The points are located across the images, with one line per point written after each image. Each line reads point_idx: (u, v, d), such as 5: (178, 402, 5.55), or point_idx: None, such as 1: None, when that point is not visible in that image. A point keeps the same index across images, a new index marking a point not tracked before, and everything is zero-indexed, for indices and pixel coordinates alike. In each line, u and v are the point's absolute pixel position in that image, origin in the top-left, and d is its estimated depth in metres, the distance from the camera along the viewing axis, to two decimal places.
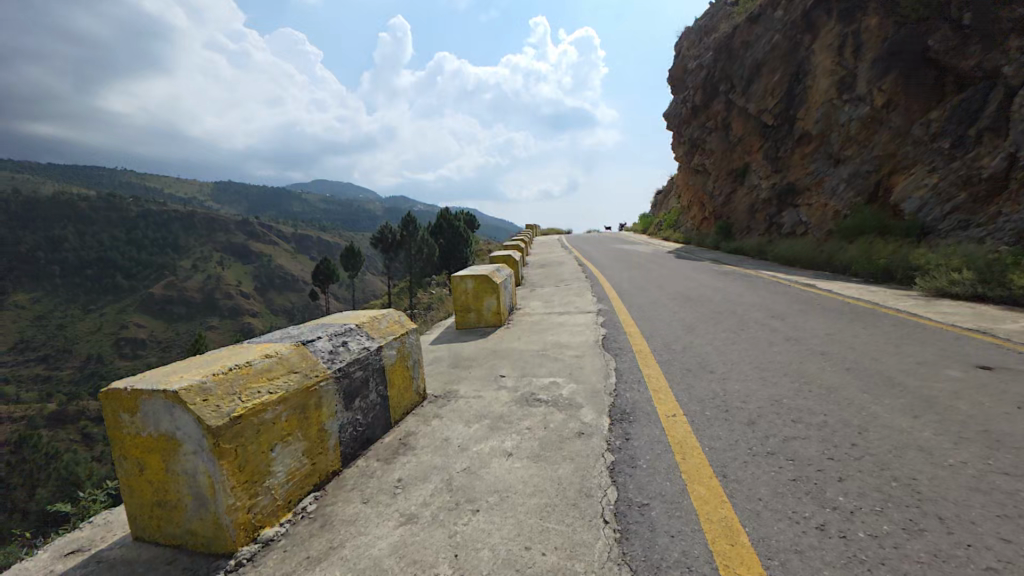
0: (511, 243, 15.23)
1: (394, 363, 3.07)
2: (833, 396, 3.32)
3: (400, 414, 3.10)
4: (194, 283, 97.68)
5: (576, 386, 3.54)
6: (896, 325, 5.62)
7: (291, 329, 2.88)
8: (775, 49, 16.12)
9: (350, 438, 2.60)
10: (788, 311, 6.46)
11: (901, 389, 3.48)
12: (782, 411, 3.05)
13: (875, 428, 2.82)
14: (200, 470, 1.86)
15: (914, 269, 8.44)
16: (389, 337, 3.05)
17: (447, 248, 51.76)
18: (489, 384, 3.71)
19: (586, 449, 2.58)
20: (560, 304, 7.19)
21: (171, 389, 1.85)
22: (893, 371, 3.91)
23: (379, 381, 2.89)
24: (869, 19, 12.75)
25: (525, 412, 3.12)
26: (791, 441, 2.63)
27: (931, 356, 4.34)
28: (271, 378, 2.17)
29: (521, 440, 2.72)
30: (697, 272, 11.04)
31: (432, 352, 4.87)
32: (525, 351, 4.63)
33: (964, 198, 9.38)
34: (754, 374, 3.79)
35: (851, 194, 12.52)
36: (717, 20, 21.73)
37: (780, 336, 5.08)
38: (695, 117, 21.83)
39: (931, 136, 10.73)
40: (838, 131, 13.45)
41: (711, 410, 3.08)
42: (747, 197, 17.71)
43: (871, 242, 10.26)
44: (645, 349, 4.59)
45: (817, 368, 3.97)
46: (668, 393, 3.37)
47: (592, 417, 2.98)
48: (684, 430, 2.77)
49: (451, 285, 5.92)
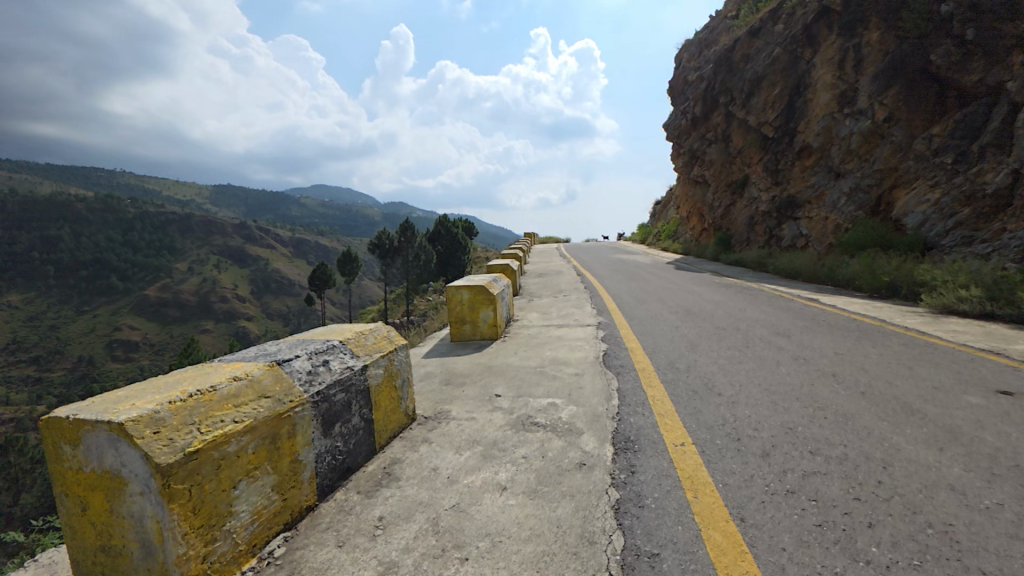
0: (509, 251, 15.03)
1: (381, 383, 2.84)
2: (850, 424, 3.11)
3: (386, 438, 2.87)
4: (190, 285, 97.05)
5: (576, 409, 3.31)
6: (906, 344, 5.43)
7: (269, 345, 2.64)
8: (775, 62, 16.14)
9: (328, 469, 2.35)
10: (793, 327, 6.27)
11: (922, 418, 3.26)
12: (798, 441, 2.83)
13: (900, 464, 2.61)
14: (147, 515, 1.62)
15: (919, 286, 8.30)
16: (376, 354, 2.82)
17: (445, 254, 51.63)
18: (483, 405, 3.47)
19: (588, 484, 2.35)
20: (558, 316, 6.98)
21: (116, 420, 1.62)
22: (909, 396, 3.71)
23: (362, 404, 2.64)
24: (870, 34, 12.79)
25: (520, 438, 2.88)
26: (812, 477, 2.42)
27: (947, 380, 4.14)
28: (239, 404, 1.93)
29: (517, 472, 2.48)
30: (697, 284, 10.87)
31: (423, 367, 4.62)
32: (521, 367, 4.40)
33: (967, 213, 9.27)
34: (764, 398, 3.57)
35: (852, 208, 12.41)
36: (718, 33, 21.87)
37: (787, 355, 4.88)
38: (695, 128, 21.85)
39: (933, 151, 10.66)
40: (839, 144, 13.39)
41: (722, 438, 2.86)
42: (746, 209, 17.62)
43: (873, 256, 10.12)
44: (648, 367, 4.37)
45: (829, 392, 3.75)
46: (675, 419, 3.14)
47: (593, 446, 2.75)
48: (694, 462, 2.55)
49: (447, 296, 5.70)
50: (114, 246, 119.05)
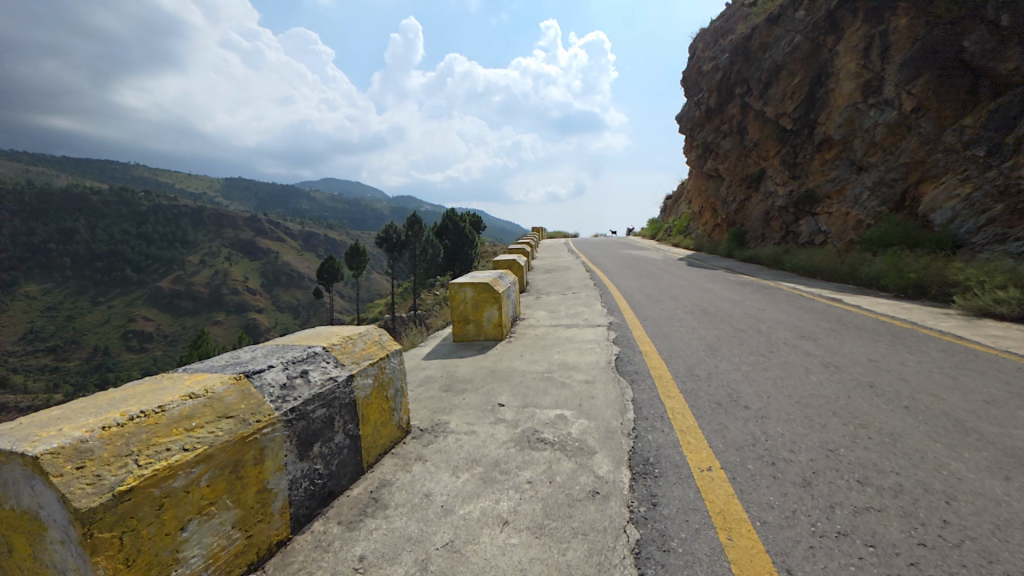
0: (517, 246, 14.65)
1: (370, 395, 2.53)
2: (898, 447, 2.74)
3: (376, 455, 2.57)
4: (202, 277, 98.07)
5: (587, 423, 2.99)
6: (944, 350, 5.02)
7: (242, 352, 2.35)
8: (795, 51, 15.48)
9: (306, 497, 2.06)
10: (819, 330, 5.88)
11: (980, 440, 2.88)
12: (842, 467, 2.48)
13: (964, 498, 2.25)
14: (69, 567, 1.35)
15: (950, 286, 7.82)
16: (365, 362, 2.52)
17: (452, 248, 51.53)
18: (485, 416, 3.16)
19: (603, 519, 2.03)
20: (567, 316, 6.64)
21: (31, 453, 1.34)
22: (959, 412, 3.32)
23: (348, 419, 2.34)
24: (899, 20, 12.13)
25: (525, 458, 2.56)
26: (863, 514, 2.08)
27: (998, 392, 3.74)
28: (192, 427, 1.64)
29: (522, 501, 2.17)
30: (712, 282, 10.41)
31: (422, 371, 4.32)
32: (527, 372, 4.08)
33: (1001, 209, 8.74)
34: (796, 413, 3.21)
35: (875, 204, 11.84)
36: (735, 21, 21.11)
37: (816, 361, 4.50)
38: (710, 120, 21.21)
39: (965, 143, 10.05)
40: (862, 136, 12.80)
41: (755, 463, 2.51)
42: (762, 204, 17.05)
43: (898, 254, 9.63)
44: (665, 374, 4.02)
45: (869, 406, 3.37)
46: (699, 436, 2.81)
47: (608, 470, 2.43)
48: (725, 493, 2.22)
49: (450, 294, 5.41)
50: (129, 239, 120.73)
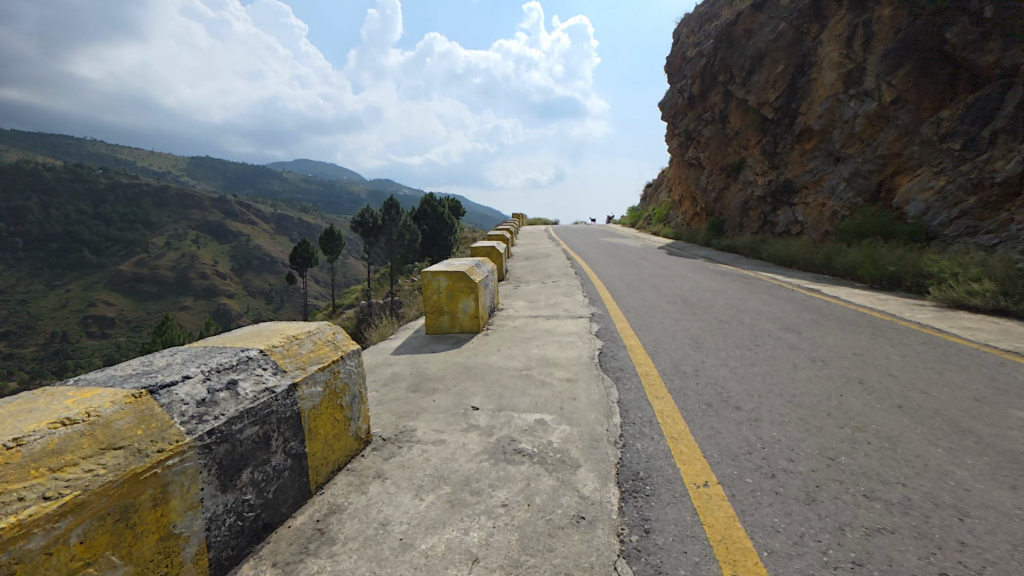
0: (496, 232, 14.18)
1: (318, 405, 2.16)
2: (899, 453, 2.53)
3: (326, 475, 2.21)
4: (166, 260, 93.64)
5: (570, 429, 2.70)
6: (925, 343, 4.94)
7: (158, 359, 1.94)
8: (779, 39, 15.37)
9: (231, 535, 1.71)
10: (801, 322, 5.76)
11: (979, 442, 2.66)
12: (846, 479, 2.26)
13: (976, 513, 2.01)
14: None
15: (925, 277, 7.86)
16: (313, 366, 2.15)
17: (430, 234, 50.29)
18: (455, 422, 2.83)
19: (589, 552, 1.75)
20: (546, 306, 6.34)
21: None
22: (952, 410, 3.13)
23: (290, 436, 1.97)
24: (882, 10, 12.11)
25: (500, 474, 2.25)
26: (876, 538, 1.85)
27: (983, 387, 3.63)
28: (60, 467, 1.27)
29: (494, 530, 1.86)
30: (692, 270, 10.28)
31: (389, 368, 3.94)
32: (504, 369, 3.76)
33: (973, 202, 8.83)
34: (789, 414, 2.99)
35: (851, 195, 11.93)
36: (719, 8, 20.90)
37: (803, 356, 4.33)
38: (692, 107, 21.04)
39: (941, 136, 10.14)
40: (841, 126, 12.83)
41: (754, 476, 2.28)
42: (740, 194, 17.05)
43: (873, 245, 9.69)
44: (651, 371, 3.77)
45: (862, 406, 3.18)
46: (692, 444, 2.56)
47: (593, 487, 2.15)
48: (725, 515, 1.97)
49: (422, 283, 5.00)
50: (87, 218, 113.82)
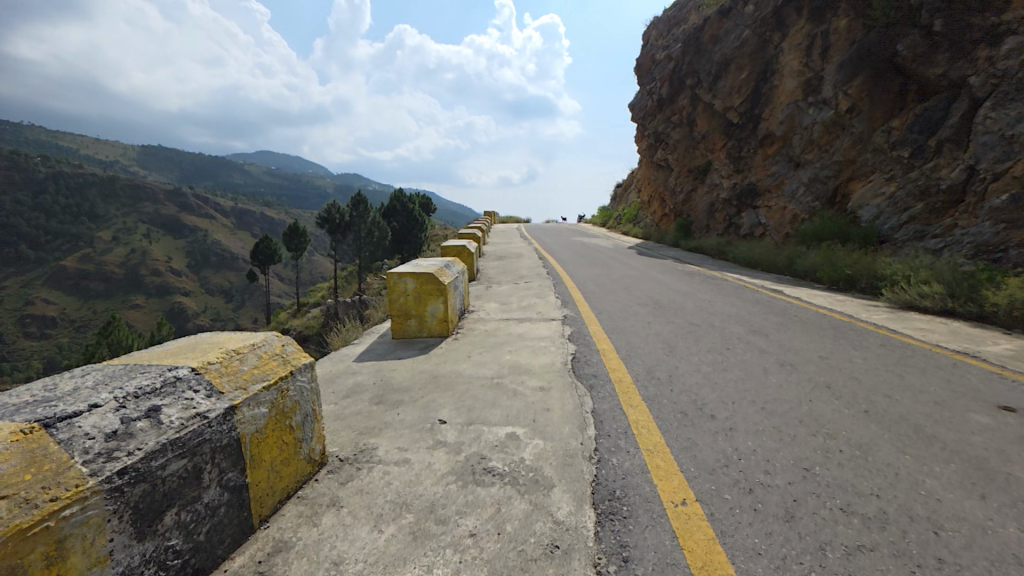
0: (467, 229, 13.91)
1: (263, 428, 1.92)
2: (870, 462, 2.53)
3: (272, 505, 1.98)
4: (114, 256, 87.77)
5: (543, 444, 2.56)
6: (884, 345, 5.10)
7: (65, 381, 1.66)
8: (743, 45, 15.79)
9: None
10: (768, 324, 5.86)
11: (945, 449, 2.70)
12: (823, 492, 2.22)
13: (950, 526, 2.00)
14: None
15: (879, 280, 8.20)
16: (256, 385, 1.90)
17: (400, 231, 49.26)
18: (421, 439, 2.62)
19: None
20: (519, 308, 6.19)
21: None
22: (916, 415, 3.18)
23: (228, 466, 1.73)
24: (839, 21, 12.58)
25: (468, 499, 2.08)
26: (857, 558, 1.80)
27: (942, 390, 3.74)
28: None
29: (461, 566, 1.69)
30: (662, 271, 10.40)
31: (352, 378, 3.68)
32: (474, 378, 3.57)
33: (921, 208, 9.31)
34: (764, 423, 2.96)
35: (810, 199, 12.41)
36: (686, 12, 21.32)
37: (773, 360, 4.37)
38: (661, 110, 21.39)
39: (892, 144, 10.66)
40: (801, 133, 13.32)
41: (732, 491, 2.20)
42: (707, 196, 17.48)
43: (832, 248, 10.07)
44: (625, 378, 3.68)
45: (832, 412, 3.19)
46: (669, 458, 2.47)
47: (568, 510, 2.01)
48: (705, 537, 1.88)
49: (388, 285, 4.74)
50: (23, 209, 104.92)
